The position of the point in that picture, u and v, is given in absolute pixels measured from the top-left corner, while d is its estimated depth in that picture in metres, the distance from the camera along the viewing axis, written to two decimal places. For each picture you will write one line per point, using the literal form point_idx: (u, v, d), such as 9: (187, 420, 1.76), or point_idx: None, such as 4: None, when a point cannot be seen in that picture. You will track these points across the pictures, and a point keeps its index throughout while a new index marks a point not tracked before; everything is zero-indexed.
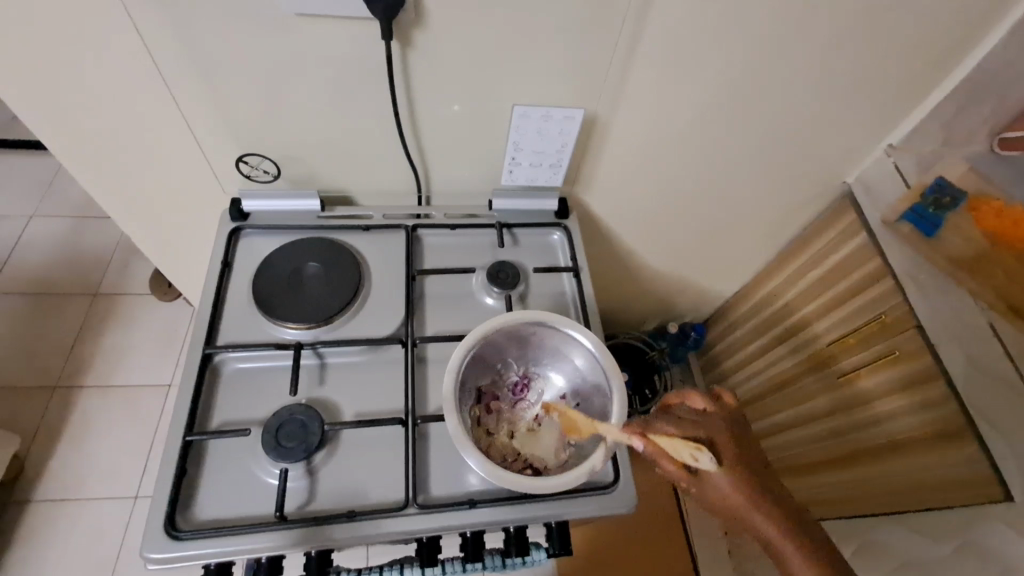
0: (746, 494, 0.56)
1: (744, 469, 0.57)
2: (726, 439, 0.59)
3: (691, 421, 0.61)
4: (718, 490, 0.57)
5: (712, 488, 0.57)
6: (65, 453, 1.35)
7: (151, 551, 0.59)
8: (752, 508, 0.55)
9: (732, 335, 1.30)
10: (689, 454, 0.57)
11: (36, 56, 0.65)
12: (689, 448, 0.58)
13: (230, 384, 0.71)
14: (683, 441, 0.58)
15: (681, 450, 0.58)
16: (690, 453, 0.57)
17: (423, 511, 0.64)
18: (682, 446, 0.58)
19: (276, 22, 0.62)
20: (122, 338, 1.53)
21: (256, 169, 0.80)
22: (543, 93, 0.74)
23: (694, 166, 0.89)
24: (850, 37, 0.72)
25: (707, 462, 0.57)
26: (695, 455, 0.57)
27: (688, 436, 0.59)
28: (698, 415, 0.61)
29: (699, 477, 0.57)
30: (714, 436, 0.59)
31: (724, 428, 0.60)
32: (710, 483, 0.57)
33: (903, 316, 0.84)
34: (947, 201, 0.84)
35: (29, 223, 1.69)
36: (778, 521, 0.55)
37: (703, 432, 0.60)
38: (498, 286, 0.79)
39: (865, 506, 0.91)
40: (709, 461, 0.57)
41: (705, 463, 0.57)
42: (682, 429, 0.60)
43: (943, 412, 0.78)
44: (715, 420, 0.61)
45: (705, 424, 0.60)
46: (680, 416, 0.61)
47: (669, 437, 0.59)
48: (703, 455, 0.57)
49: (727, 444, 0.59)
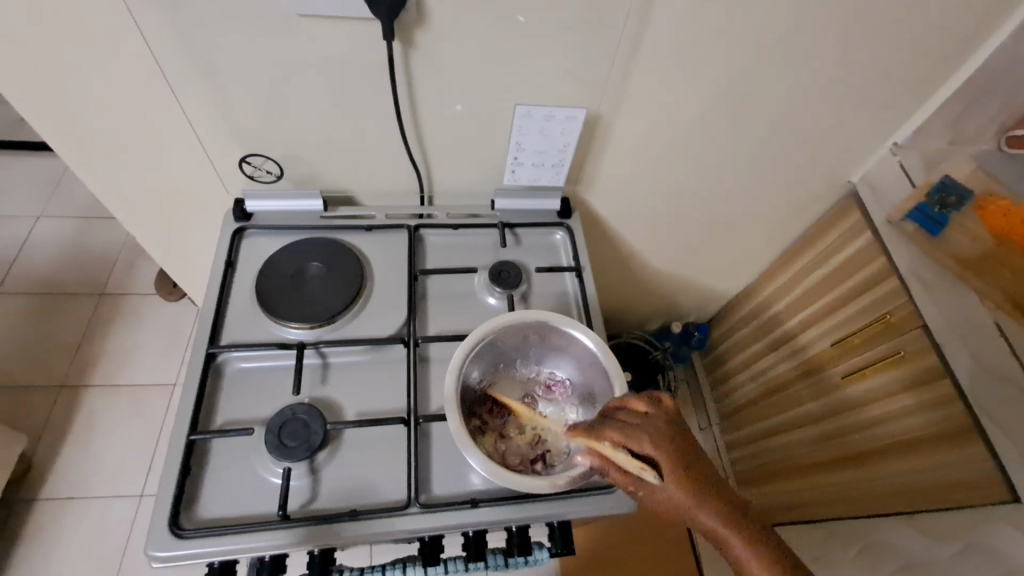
0: (695, 499, 0.48)
1: (691, 471, 0.50)
2: (669, 443, 0.51)
3: (630, 424, 0.53)
4: (665, 500, 0.49)
5: (658, 496, 0.50)
6: (71, 452, 1.36)
7: (155, 550, 0.59)
8: (701, 512, 0.48)
9: (736, 335, 1.30)
10: (633, 466, 0.51)
11: (41, 58, 0.65)
12: (636, 463, 0.51)
13: (234, 384, 0.72)
14: (626, 453, 0.52)
15: (624, 462, 0.51)
16: (635, 467, 0.51)
17: (425, 511, 0.64)
18: (627, 458, 0.51)
19: (278, 22, 0.62)
20: (127, 337, 1.54)
21: (260, 169, 0.81)
22: (545, 92, 0.74)
23: (697, 165, 0.89)
24: (854, 35, 0.72)
25: (653, 479, 0.50)
26: (640, 471, 0.51)
27: (629, 443, 0.52)
28: (639, 417, 0.54)
29: (645, 484, 0.50)
30: (656, 437, 0.52)
31: (666, 427, 0.53)
32: (657, 489, 0.50)
33: (908, 316, 0.84)
34: (953, 200, 0.83)
35: (36, 224, 1.70)
36: (734, 524, 0.47)
37: (645, 434, 0.52)
38: (500, 286, 0.79)
39: (870, 507, 0.91)
40: (654, 476, 0.50)
41: (652, 479, 0.50)
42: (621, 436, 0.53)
43: (949, 412, 0.77)
44: (656, 420, 0.53)
45: (644, 425, 0.53)
46: (620, 420, 0.54)
47: (611, 446, 0.52)
48: (648, 470, 0.50)
49: (671, 444, 0.51)
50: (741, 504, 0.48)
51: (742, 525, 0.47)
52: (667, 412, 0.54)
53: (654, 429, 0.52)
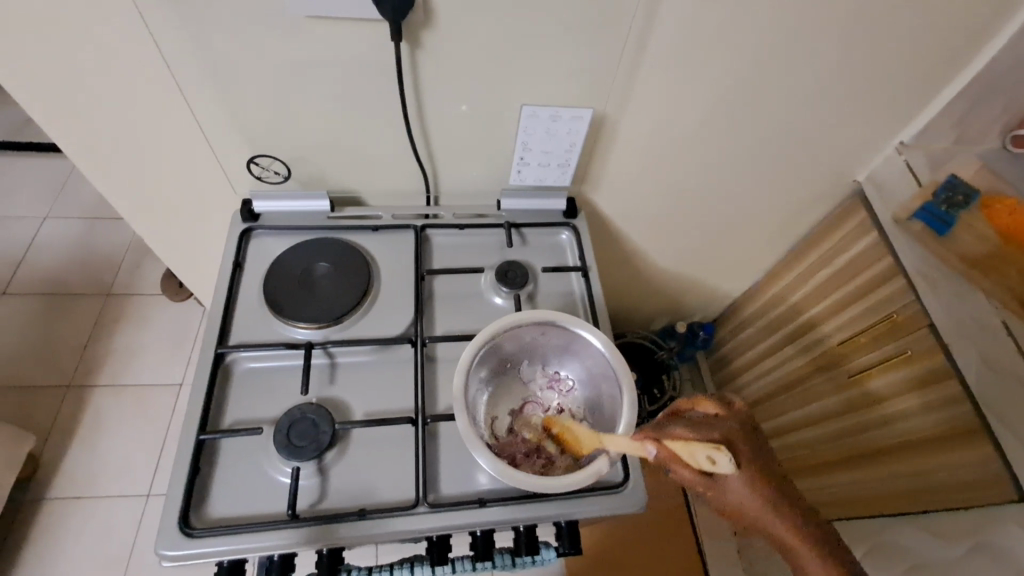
0: (765, 499, 0.50)
1: (764, 472, 0.51)
2: (742, 442, 0.52)
3: (702, 423, 0.54)
4: (735, 496, 0.50)
5: (728, 494, 0.50)
6: (78, 451, 1.37)
7: (165, 549, 0.59)
8: (770, 511, 0.50)
9: (741, 335, 1.30)
10: (706, 455, 0.50)
11: (51, 60, 0.66)
12: (706, 447, 0.50)
13: (242, 384, 0.72)
14: (698, 442, 0.50)
15: (697, 453, 0.50)
16: (707, 456, 0.50)
17: (433, 510, 0.64)
18: (698, 448, 0.50)
19: (287, 24, 0.62)
20: (134, 337, 1.55)
21: (267, 170, 0.81)
22: (551, 92, 0.74)
23: (703, 164, 0.89)
24: (861, 35, 0.72)
25: (725, 465, 0.49)
26: (713, 458, 0.50)
27: (703, 438, 0.52)
28: (712, 417, 0.55)
29: (715, 481, 0.50)
30: (731, 436, 0.53)
31: (739, 428, 0.54)
32: (727, 488, 0.50)
33: (915, 315, 0.84)
34: (960, 199, 0.83)
35: (42, 226, 1.71)
36: (803, 529, 0.49)
37: (718, 432, 0.53)
38: (507, 286, 0.79)
39: (877, 507, 0.91)
40: (727, 464, 0.50)
41: (723, 466, 0.49)
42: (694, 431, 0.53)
43: (956, 412, 0.77)
44: (728, 421, 0.55)
45: (718, 424, 0.54)
46: (690, 418, 0.55)
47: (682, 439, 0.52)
48: (722, 456, 0.50)
49: (744, 444, 0.52)
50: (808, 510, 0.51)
51: (809, 531, 0.49)
52: (738, 414, 0.55)
53: (727, 428, 0.53)
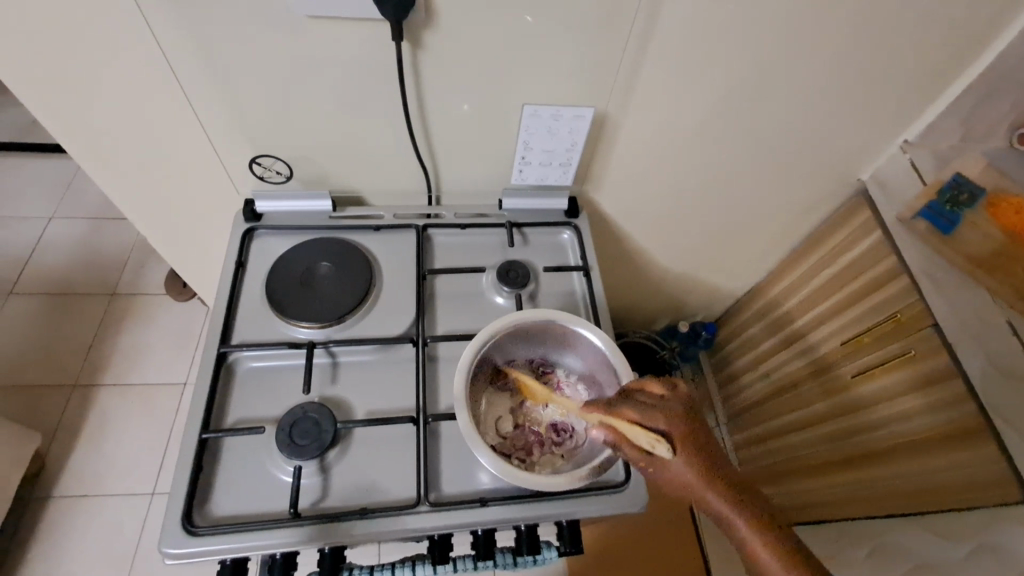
0: (703, 478, 0.52)
1: (702, 453, 0.53)
2: (682, 424, 0.55)
3: (649, 403, 0.57)
4: (676, 477, 0.53)
5: (669, 472, 0.54)
6: (84, 450, 1.38)
7: (169, 547, 0.60)
8: (707, 490, 0.52)
9: (744, 334, 1.29)
10: (648, 441, 0.54)
11: (55, 61, 0.66)
12: (648, 436, 0.54)
13: (245, 383, 0.72)
14: (642, 429, 0.55)
15: (640, 438, 0.55)
16: (649, 442, 0.54)
17: (435, 509, 0.64)
18: (642, 433, 0.55)
19: (289, 24, 0.63)
20: (138, 337, 1.56)
21: (269, 170, 0.81)
22: (553, 91, 0.74)
23: (704, 163, 0.89)
24: (864, 33, 0.71)
25: (663, 453, 0.54)
26: (653, 444, 0.54)
27: (647, 420, 0.56)
28: (657, 399, 0.57)
29: (656, 461, 0.54)
30: (673, 419, 0.55)
31: (684, 410, 0.56)
32: (668, 467, 0.54)
33: (919, 314, 0.83)
34: (964, 198, 0.82)
35: (48, 226, 1.72)
36: (735, 503, 0.51)
37: (661, 415, 0.56)
38: (508, 286, 0.79)
39: (881, 507, 0.90)
40: (665, 450, 0.54)
41: (662, 453, 0.54)
42: (641, 413, 0.56)
43: (960, 412, 0.77)
44: (673, 401, 0.57)
45: (663, 406, 0.56)
46: (638, 400, 0.57)
47: (629, 423, 0.56)
48: (661, 444, 0.54)
49: (687, 426, 0.55)
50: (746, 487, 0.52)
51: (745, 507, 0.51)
52: (685, 395, 0.58)
53: (670, 410, 0.56)
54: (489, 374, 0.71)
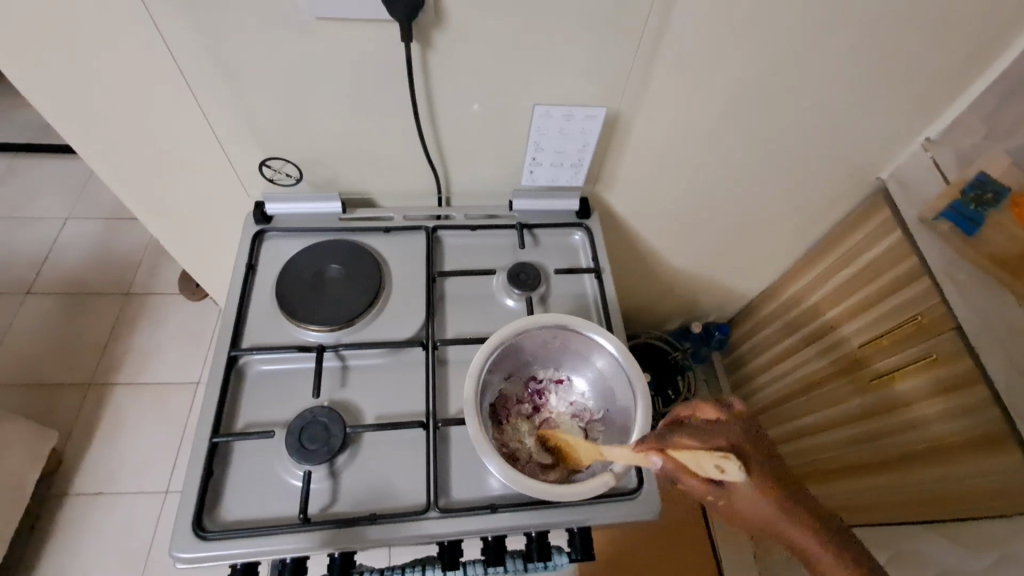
0: (781, 506, 0.47)
1: (777, 480, 0.48)
2: (748, 447, 0.49)
3: (705, 428, 0.51)
4: (749, 506, 0.47)
5: (741, 503, 0.47)
6: (100, 447, 1.40)
7: (179, 551, 0.60)
8: (789, 520, 0.46)
9: (759, 335, 1.27)
10: (715, 465, 0.47)
11: (67, 65, 0.66)
12: (714, 456, 0.47)
13: (255, 386, 0.72)
14: (705, 451, 0.48)
15: (704, 462, 0.47)
16: (716, 466, 0.47)
17: (444, 515, 0.64)
18: (706, 458, 0.48)
19: (298, 26, 0.62)
20: (151, 337, 1.57)
21: (279, 172, 0.81)
22: (564, 91, 0.73)
23: (718, 162, 0.87)
24: (885, 28, 0.69)
25: (734, 473, 0.47)
26: (721, 466, 0.47)
27: (709, 445, 0.49)
28: (713, 422, 0.52)
29: (725, 490, 0.48)
30: (736, 443, 0.49)
31: (743, 431, 0.51)
32: (740, 497, 0.47)
33: (940, 317, 0.81)
34: (988, 197, 0.79)
35: (64, 226, 1.74)
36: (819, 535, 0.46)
37: (723, 439, 0.50)
38: (519, 288, 0.78)
39: (903, 514, 0.88)
40: (737, 471, 0.47)
41: (734, 473, 0.47)
42: (701, 438, 0.50)
43: (985, 418, 0.75)
44: (731, 425, 0.51)
45: (721, 430, 0.51)
46: (693, 427, 0.52)
47: (687, 448, 0.49)
48: (732, 464, 0.47)
49: (750, 448, 0.49)
50: (821, 513, 0.48)
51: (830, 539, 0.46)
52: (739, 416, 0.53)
53: (731, 433, 0.50)
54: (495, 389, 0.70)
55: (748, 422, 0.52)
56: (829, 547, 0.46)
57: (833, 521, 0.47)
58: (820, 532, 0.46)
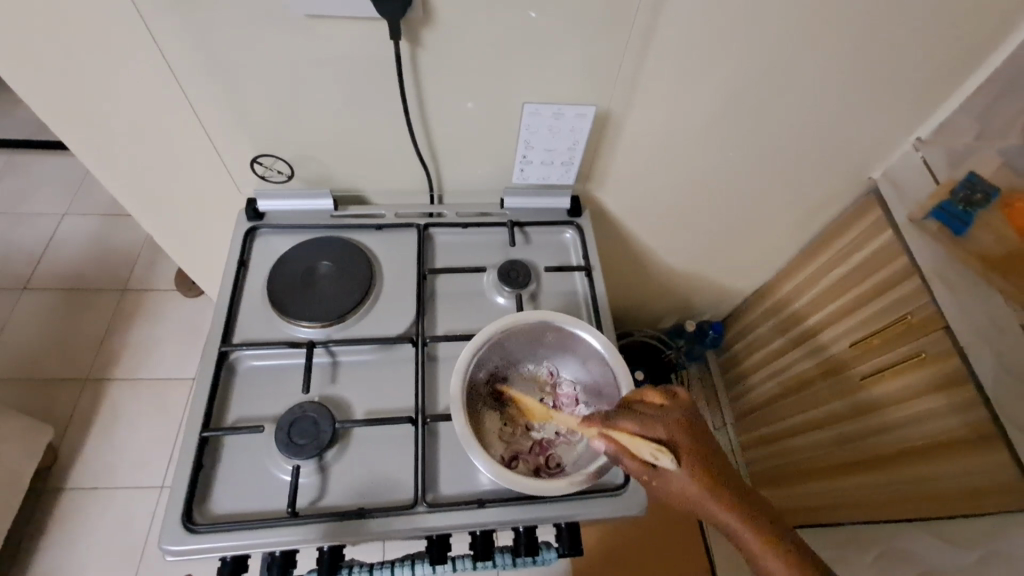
0: (708, 489, 0.51)
1: (706, 462, 0.52)
2: (683, 435, 0.53)
3: (647, 414, 0.55)
4: (678, 488, 0.51)
5: (674, 487, 0.52)
6: (96, 442, 1.40)
7: (169, 544, 0.60)
8: (716, 505, 0.50)
9: (753, 334, 1.27)
10: (650, 451, 0.52)
11: (57, 63, 0.66)
12: (650, 446, 0.52)
13: (245, 382, 0.73)
14: (642, 439, 0.53)
15: (642, 449, 0.52)
16: (651, 452, 0.52)
17: (433, 510, 0.64)
18: (643, 445, 0.52)
19: (286, 23, 0.62)
20: (147, 333, 1.58)
21: (270, 169, 0.81)
22: (554, 90, 0.73)
23: (710, 162, 0.87)
24: (873, 27, 0.69)
25: (668, 462, 0.51)
26: (656, 455, 0.52)
27: (648, 432, 0.54)
28: (656, 408, 0.56)
29: (659, 474, 0.52)
30: (672, 429, 0.54)
31: (682, 420, 0.54)
32: (670, 477, 0.52)
33: (929, 316, 0.81)
34: (978, 197, 0.80)
35: (62, 222, 1.75)
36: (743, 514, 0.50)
37: (662, 427, 0.54)
38: (509, 286, 0.79)
39: (892, 511, 0.89)
40: (668, 460, 0.51)
41: (665, 462, 0.51)
42: (641, 424, 0.54)
43: (973, 417, 0.75)
44: (673, 414, 0.55)
45: (662, 418, 0.54)
46: (637, 411, 0.56)
47: (629, 434, 0.54)
48: (665, 454, 0.51)
49: (687, 439, 0.53)
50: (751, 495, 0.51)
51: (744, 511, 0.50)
52: (680, 409, 0.56)
53: (669, 420, 0.54)
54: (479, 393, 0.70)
55: (692, 414, 0.56)
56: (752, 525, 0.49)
57: (760, 504, 0.51)
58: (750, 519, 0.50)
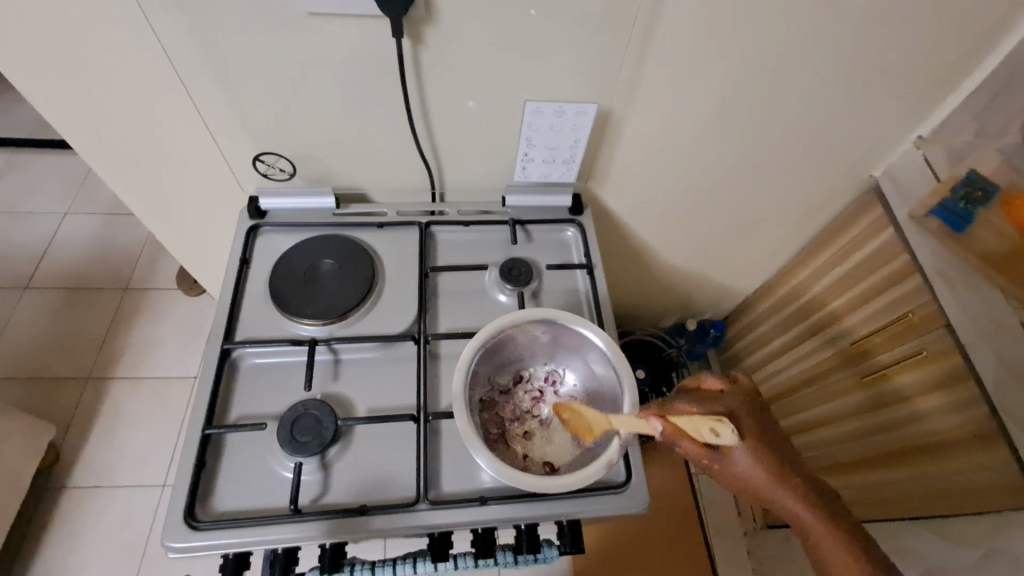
0: (769, 469, 0.53)
1: (761, 440, 0.55)
2: (744, 415, 0.56)
3: (706, 397, 0.58)
4: (739, 469, 0.54)
5: (734, 469, 0.54)
6: (98, 441, 1.41)
7: (171, 541, 0.61)
8: (775, 485, 0.53)
9: (753, 333, 1.28)
10: (710, 431, 0.54)
11: (59, 61, 0.67)
12: (708, 423, 0.54)
13: (247, 379, 0.73)
14: (702, 418, 0.55)
15: (701, 428, 0.54)
16: (710, 431, 0.54)
17: (434, 508, 0.64)
18: (702, 424, 0.55)
19: (288, 21, 0.62)
20: (149, 332, 1.58)
21: (272, 167, 0.81)
22: (556, 89, 0.74)
23: (711, 160, 0.87)
24: (874, 25, 0.69)
25: (726, 436, 0.54)
26: (716, 432, 0.54)
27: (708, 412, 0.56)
28: (716, 392, 0.58)
29: (721, 455, 0.54)
30: (732, 409, 0.56)
31: (741, 403, 0.57)
32: (731, 459, 0.54)
33: (931, 314, 0.81)
34: (978, 195, 0.79)
35: (63, 220, 1.75)
36: (803, 497, 0.53)
37: (721, 407, 0.57)
38: (511, 284, 0.79)
39: (894, 510, 0.89)
40: (730, 438, 0.54)
41: (725, 438, 0.54)
42: (700, 406, 0.57)
43: (975, 414, 0.75)
44: (733, 396, 0.58)
45: (720, 400, 0.57)
46: (696, 395, 0.58)
47: (686, 415, 0.56)
48: (724, 430, 0.54)
49: (748, 419, 0.56)
50: (810, 477, 0.54)
51: (801, 491, 0.53)
52: (740, 393, 0.58)
53: (728, 403, 0.57)
54: (479, 389, 0.70)
55: (751, 396, 0.58)
56: (811, 507, 0.53)
57: (819, 486, 0.54)
58: (810, 500, 0.53)
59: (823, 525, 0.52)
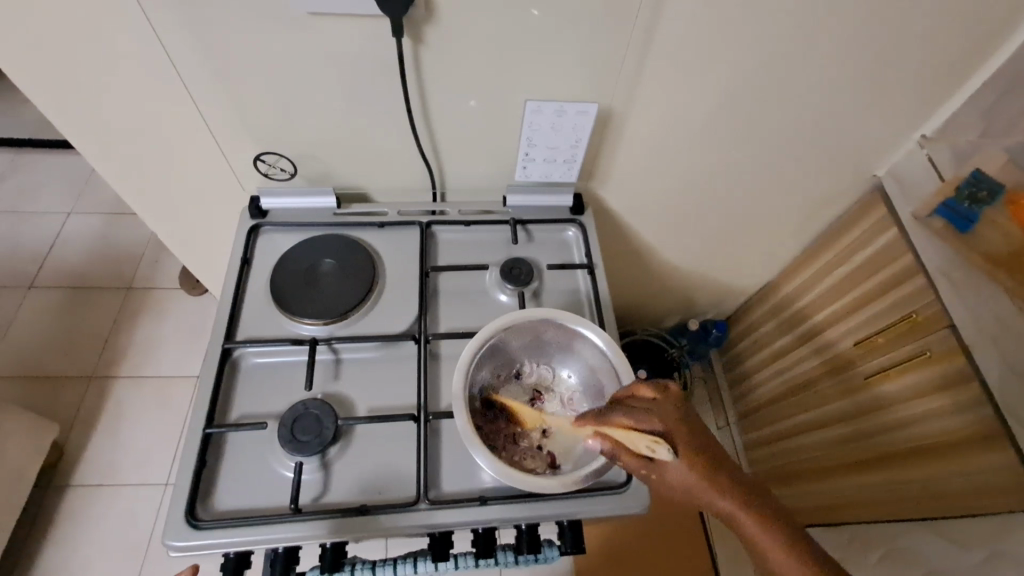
0: (705, 478, 0.51)
1: (698, 447, 0.53)
2: (678, 425, 0.54)
3: (640, 407, 0.56)
4: (677, 481, 0.52)
5: (670, 479, 0.52)
6: (101, 439, 1.41)
7: (172, 540, 0.61)
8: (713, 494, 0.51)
9: (755, 333, 1.27)
10: (645, 444, 0.53)
11: (61, 61, 0.67)
12: (645, 439, 0.53)
13: (249, 378, 0.73)
14: (637, 432, 0.54)
15: (637, 442, 0.54)
16: (646, 445, 0.53)
17: (434, 507, 0.64)
18: (637, 438, 0.54)
19: (288, 20, 0.62)
20: (152, 332, 1.58)
21: (274, 167, 0.82)
22: (557, 88, 0.73)
23: (713, 159, 0.87)
24: (877, 23, 0.69)
25: (662, 452, 0.52)
26: (652, 446, 0.53)
27: (642, 425, 0.55)
28: (649, 402, 0.57)
29: (658, 466, 0.53)
30: (667, 421, 0.55)
31: (676, 413, 0.55)
32: (668, 471, 0.52)
33: (935, 314, 0.81)
34: (983, 194, 0.78)
35: (67, 220, 1.76)
36: (743, 504, 0.50)
37: (655, 418, 0.55)
38: (512, 283, 0.79)
39: (897, 511, 0.88)
40: (666, 452, 0.52)
41: (660, 452, 0.52)
42: (634, 418, 0.56)
43: (979, 415, 0.75)
44: (665, 405, 0.56)
45: (655, 411, 0.55)
46: (630, 406, 0.57)
47: (622, 430, 0.55)
48: (661, 446, 0.53)
49: (683, 430, 0.54)
50: (751, 482, 0.52)
51: (740, 496, 0.50)
52: (673, 402, 0.57)
53: (663, 414, 0.55)
54: (479, 389, 0.70)
55: (684, 403, 0.56)
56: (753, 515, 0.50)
57: (761, 491, 0.51)
58: (751, 507, 0.50)
59: (766, 533, 0.49)
